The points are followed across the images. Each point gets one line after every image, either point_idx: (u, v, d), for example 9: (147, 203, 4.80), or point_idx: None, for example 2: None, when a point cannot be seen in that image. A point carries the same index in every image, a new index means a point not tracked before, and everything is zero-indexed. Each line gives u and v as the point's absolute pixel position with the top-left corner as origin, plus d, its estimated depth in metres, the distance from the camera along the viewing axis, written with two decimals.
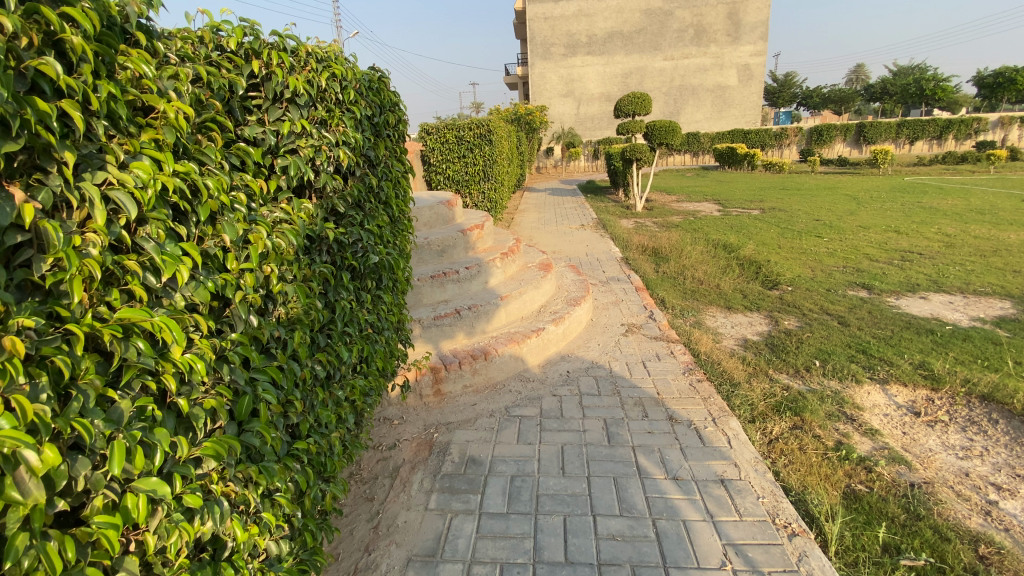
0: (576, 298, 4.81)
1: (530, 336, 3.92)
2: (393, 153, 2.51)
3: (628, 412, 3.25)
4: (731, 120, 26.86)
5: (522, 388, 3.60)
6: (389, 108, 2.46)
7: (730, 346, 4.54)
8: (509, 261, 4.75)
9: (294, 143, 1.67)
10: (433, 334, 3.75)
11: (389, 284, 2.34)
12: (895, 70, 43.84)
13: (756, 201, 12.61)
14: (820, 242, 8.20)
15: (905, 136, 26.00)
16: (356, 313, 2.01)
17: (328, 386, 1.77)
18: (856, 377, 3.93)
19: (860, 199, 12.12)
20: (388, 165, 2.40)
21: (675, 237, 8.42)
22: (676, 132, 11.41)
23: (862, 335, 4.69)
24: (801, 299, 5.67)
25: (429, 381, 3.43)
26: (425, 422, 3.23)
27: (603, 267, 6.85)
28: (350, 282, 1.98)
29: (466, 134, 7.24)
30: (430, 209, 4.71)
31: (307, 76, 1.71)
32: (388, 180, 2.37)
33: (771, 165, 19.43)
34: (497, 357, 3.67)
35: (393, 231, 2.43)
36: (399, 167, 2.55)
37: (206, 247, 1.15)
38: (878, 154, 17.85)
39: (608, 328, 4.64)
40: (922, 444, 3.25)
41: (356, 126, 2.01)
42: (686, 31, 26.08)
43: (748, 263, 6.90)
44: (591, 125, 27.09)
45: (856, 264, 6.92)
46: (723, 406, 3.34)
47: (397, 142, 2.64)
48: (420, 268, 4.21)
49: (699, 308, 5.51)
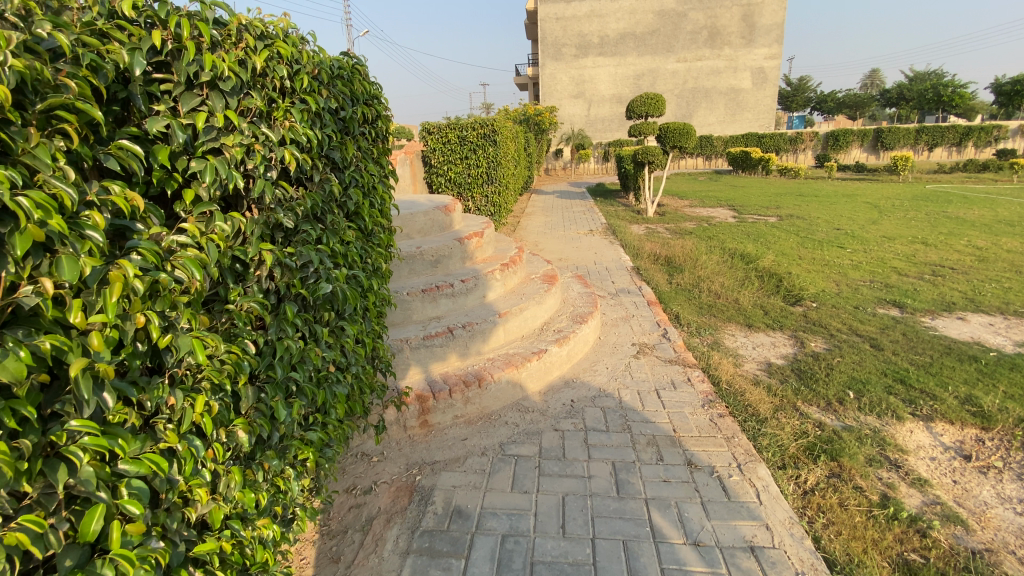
0: (583, 314, 4.40)
1: (531, 359, 3.52)
2: (367, 153, 2.11)
3: (640, 454, 2.84)
4: (744, 124, 26.31)
5: (520, 420, 3.20)
6: (363, 102, 2.09)
7: (753, 371, 4.12)
8: (509, 273, 4.35)
9: (216, 140, 1.29)
10: (421, 356, 3.35)
11: (359, 310, 1.95)
12: (911, 76, 43.12)
13: (772, 207, 12.12)
14: (843, 253, 7.71)
15: (923, 143, 25.34)
16: (307, 354, 1.62)
17: (261, 455, 1.39)
18: (896, 413, 3.49)
19: (882, 208, 11.57)
20: (359, 167, 2.00)
21: (690, 245, 7.97)
22: (690, 135, 10.96)
23: (898, 361, 4.24)
24: (827, 318, 5.22)
25: (415, 412, 3.05)
26: (407, 460, 2.85)
27: (613, 277, 6.45)
28: (299, 314, 1.59)
29: (469, 134, 6.81)
30: (424, 215, 4.30)
31: (237, 55, 1.32)
32: (360, 186, 1.98)
33: (787, 170, 18.87)
34: (492, 384, 3.27)
35: (366, 246, 2.03)
36: (375, 168, 2.15)
37: (21, 297, 0.78)
38: (898, 162, 17.27)
39: (617, 349, 4.22)
40: (976, 496, 2.81)
41: (313, 120, 1.63)
42: (700, 33, 25.58)
43: (768, 275, 6.46)
44: (601, 126, 26.64)
45: (884, 279, 6.44)
46: (749, 447, 2.92)
47: (373, 142, 2.25)
48: (411, 279, 3.83)
49: (716, 325, 5.07)
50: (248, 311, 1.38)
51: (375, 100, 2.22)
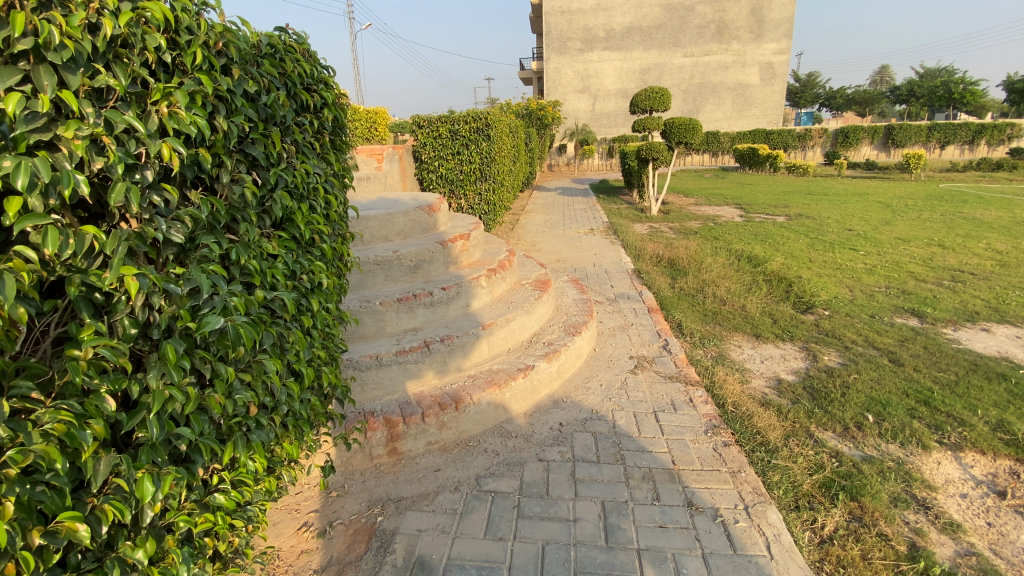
0: (576, 324, 4.05)
1: (515, 377, 3.17)
2: (304, 147, 1.78)
3: (633, 492, 2.50)
4: (751, 120, 25.83)
5: (500, 447, 2.87)
6: (300, 87, 1.75)
7: (761, 389, 3.77)
8: (497, 279, 4.00)
9: (50, 131, 0.96)
10: (393, 374, 3.02)
11: (289, 335, 1.61)
12: (921, 73, 42.48)
13: (782, 205, 11.73)
14: (855, 256, 7.33)
15: (936, 141, 24.74)
16: (201, 401, 1.30)
17: (120, 545, 1.08)
18: (921, 441, 3.14)
19: (894, 208, 11.14)
20: (292, 164, 1.67)
21: (694, 246, 7.60)
22: (696, 130, 10.56)
23: (921, 379, 3.88)
24: (841, 328, 4.86)
25: (383, 439, 2.73)
26: (370, 496, 2.53)
27: (612, 281, 6.09)
28: (194, 353, 1.27)
29: (461, 128, 6.47)
30: (405, 216, 3.94)
31: (82, 16, 1.00)
32: (291, 187, 1.65)
33: (795, 168, 18.38)
34: (471, 406, 2.94)
35: (301, 259, 1.70)
36: (315, 165, 1.82)
37: None
38: (910, 160, 16.79)
39: (613, 363, 3.88)
40: (1016, 542, 2.46)
41: (212, 103, 1.30)
42: (708, 27, 25.06)
43: (776, 280, 6.09)
44: (606, 122, 26.19)
45: (900, 284, 6.06)
46: (758, 485, 2.57)
47: (315, 133, 1.91)
48: (387, 287, 3.48)
49: (721, 335, 4.71)
50: (98, 358, 1.06)
51: (318, 84, 1.89)
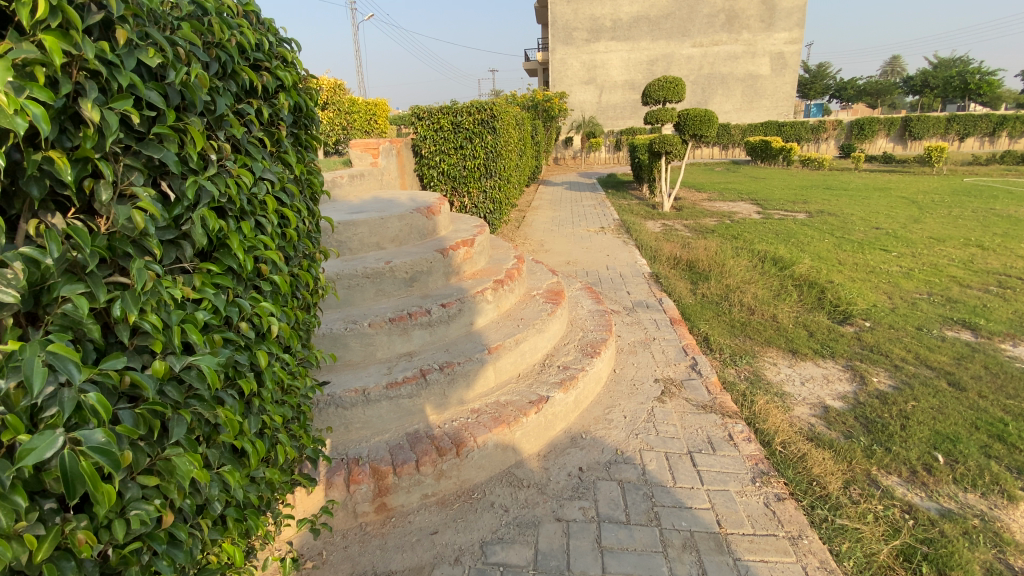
0: (594, 343, 3.56)
1: (527, 414, 2.71)
2: (248, 146, 1.32)
3: (673, 566, 2.04)
4: (762, 112, 25.13)
5: (509, 501, 2.42)
6: (240, 62, 1.29)
7: (807, 420, 3.29)
8: (504, 291, 3.52)
9: None
10: (382, 411, 2.57)
11: (213, 412, 1.15)
12: (934, 64, 41.62)
13: (801, 201, 11.19)
14: (889, 258, 6.80)
15: (954, 133, 23.98)
16: (59, 540, 0.86)
17: None
18: (1006, 490, 2.66)
19: (921, 204, 10.56)
20: (226, 169, 1.22)
21: (714, 246, 7.08)
22: (712, 122, 9.98)
23: (989, 407, 3.39)
24: (886, 343, 4.36)
25: (370, 493, 2.29)
26: (352, 565, 2.09)
27: (628, 287, 5.61)
28: (42, 474, 0.82)
29: (464, 119, 5.96)
30: (399, 220, 3.46)
31: None
32: (222, 202, 1.20)
33: (810, 161, 17.71)
34: (475, 451, 2.49)
35: (240, 299, 1.26)
36: (265, 169, 1.36)
37: None
38: (932, 153, 16.14)
39: (637, 389, 3.40)
40: None
41: (71, 82, 0.86)
42: (718, 16, 24.35)
43: (807, 285, 5.58)
44: (613, 114, 25.52)
45: (944, 291, 5.55)
46: (825, 556, 2.11)
47: (267, 125, 1.44)
48: (379, 304, 3.02)
49: (753, 351, 4.22)
50: None
51: (269, 58, 1.42)
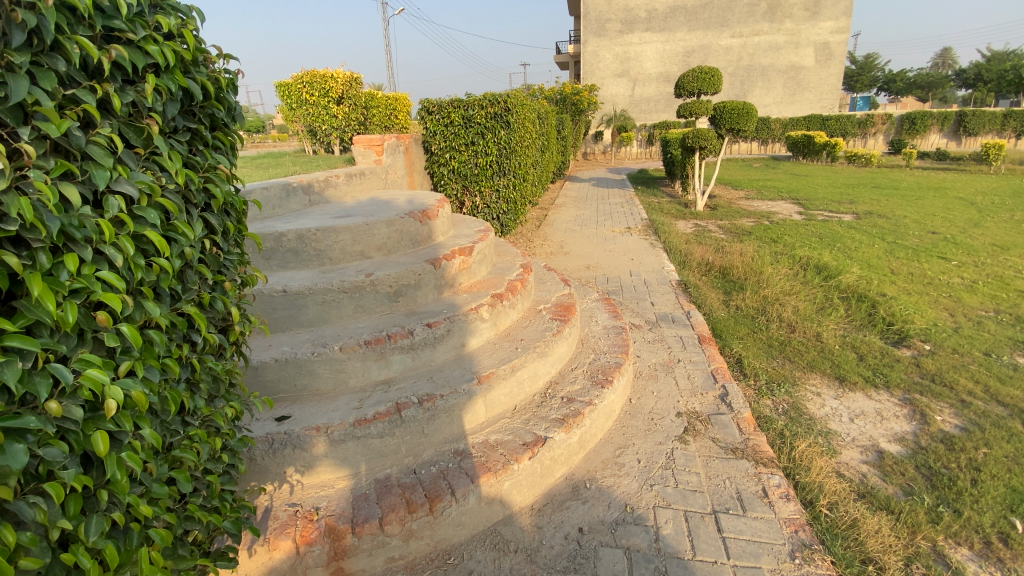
0: (606, 369, 3.11)
1: (519, 460, 2.30)
2: (81, 146, 0.94)
3: None
4: (805, 104, 23.85)
5: (490, 571, 2.02)
6: (66, 28, 0.92)
7: (856, 469, 2.77)
8: (504, 308, 3.10)
9: None
10: (349, 453, 2.21)
11: None
12: (993, 54, 39.01)
13: (846, 201, 10.39)
14: (948, 268, 6.09)
15: (1015, 128, 22.29)
16: None
17: None
18: None
19: (980, 206, 9.62)
20: (30, 184, 0.85)
21: (750, 250, 6.48)
22: (750, 115, 9.27)
23: None
24: (950, 371, 3.76)
25: (324, 557, 1.93)
26: None
27: (651, 298, 5.12)
28: None
29: (477, 113, 5.54)
30: (388, 226, 3.09)
31: None
32: (17, 230, 0.82)
33: (856, 157, 16.61)
34: (453, 506, 2.08)
35: (59, 366, 0.89)
36: (112, 179, 0.98)
37: None
38: (991, 150, 14.88)
39: (655, 425, 2.95)
40: None
41: None
42: (759, 5, 23.17)
43: (855, 298, 4.98)
44: (646, 107, 24.65)
45: (1015, 308, 4.86)
46: None
47: (131, 118, 1.07)
48: (356, 322, 2.65)
49: (793, 377, 3.68)
50: None
51: (134, 27, 1.05)
